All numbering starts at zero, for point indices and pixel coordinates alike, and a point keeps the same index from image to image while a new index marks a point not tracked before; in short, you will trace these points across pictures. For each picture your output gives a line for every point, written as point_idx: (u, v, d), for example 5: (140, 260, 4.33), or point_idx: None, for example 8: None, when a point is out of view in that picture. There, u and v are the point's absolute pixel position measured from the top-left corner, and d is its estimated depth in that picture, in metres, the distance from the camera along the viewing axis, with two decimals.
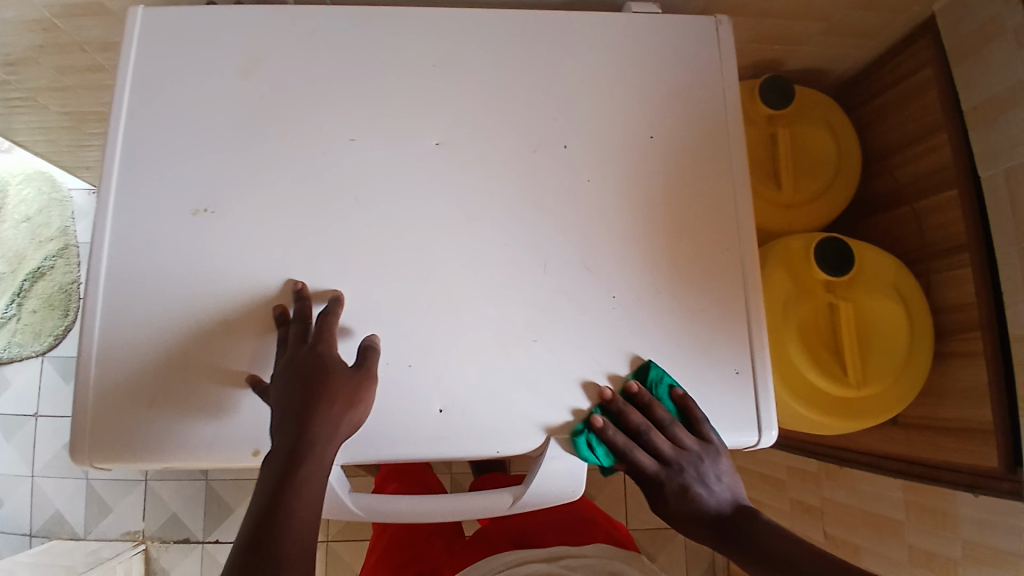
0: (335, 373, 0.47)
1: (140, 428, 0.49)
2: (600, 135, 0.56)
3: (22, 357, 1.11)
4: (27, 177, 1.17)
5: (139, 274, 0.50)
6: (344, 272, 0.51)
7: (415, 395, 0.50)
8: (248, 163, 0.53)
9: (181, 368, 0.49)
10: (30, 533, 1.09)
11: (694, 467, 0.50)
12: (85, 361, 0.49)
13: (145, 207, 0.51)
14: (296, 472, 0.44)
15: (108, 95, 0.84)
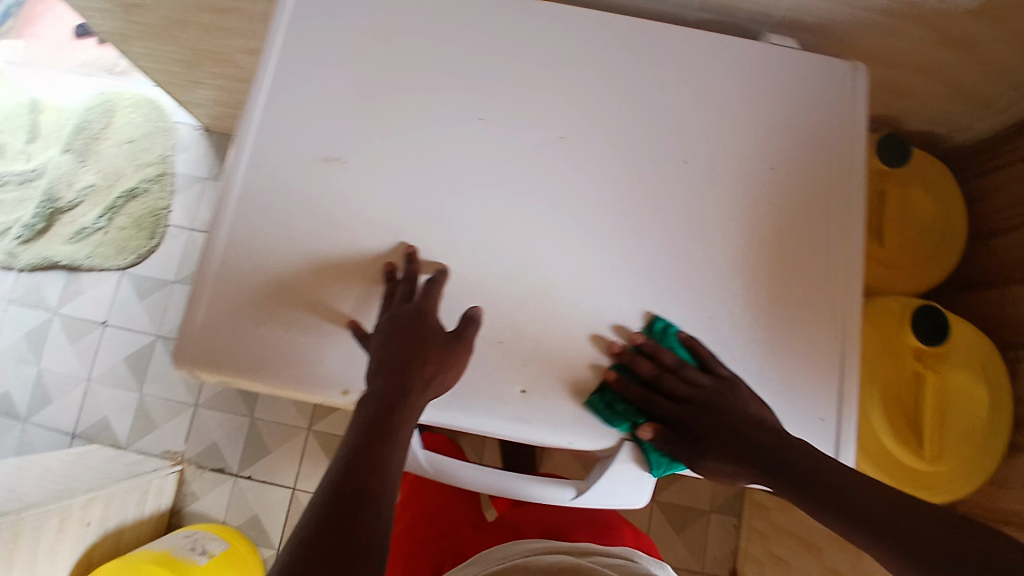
0: (435, 334, 0.49)
1: (242, 346, 0.51)
2: (724, 158, 0.54)
3: (102, 269, 1.17)
4: (137, 102, 1.23)
5: (266, 208, 0.53)
6: (451, 245, 0.53)
7: (500, 372, 0.51)
8: (377, 122, 0.54)
9: (287, 302, 0.51)
10: (73, 435, 1.14)
11: (716, 408, 0.48)
12: (202, 278, 0.51)
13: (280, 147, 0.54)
14: (386, 418, 0.45)
15: (230, 39, 0.87)
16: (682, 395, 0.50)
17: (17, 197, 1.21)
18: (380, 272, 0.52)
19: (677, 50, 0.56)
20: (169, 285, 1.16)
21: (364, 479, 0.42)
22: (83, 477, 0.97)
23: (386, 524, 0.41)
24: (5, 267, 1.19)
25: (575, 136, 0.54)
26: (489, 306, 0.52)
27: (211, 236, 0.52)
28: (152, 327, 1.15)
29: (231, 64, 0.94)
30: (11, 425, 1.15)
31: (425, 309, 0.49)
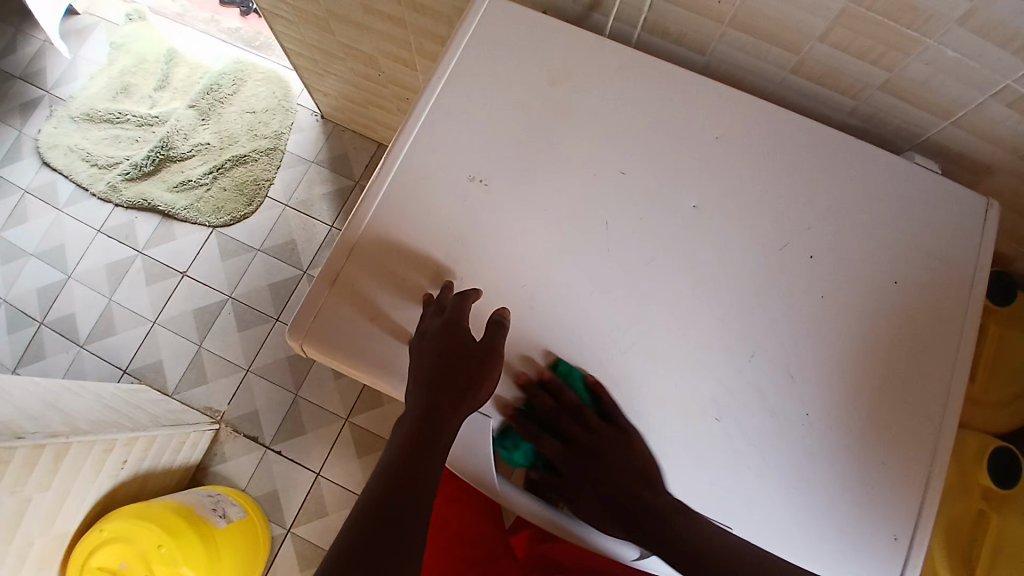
0: (468, 350, 0.48)
1: (352, 336, 0.52)
2: (853, 262, 0.54)
3: (195, 222, 1.23)
4: (266, 77, 1.31)
5: (403, 211, 0.54)
6: (566, 287, 0.52)
7: (591, 419, 0.50)
8: (524, 156, 0.55)
9: (407, 302, 0.52)
10: (124, 370, 1.17)
11: (604, 460, 0.49)
12: (332, 262, 0.53)
13: (425, 159, 0.55)
14: (421, 437, 0.45)
15: (379, 41, 0.91)
16: (579, 437, 0.50)
17: (135, 137, 1.29)
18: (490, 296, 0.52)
19: (828, 149, 0.56)
20: (252, 252, 1.22)
21: (398, 498, 0.41)
22: (128, 414, 0.98)
23: (419, 546, 0.40)
24: (106, 198, 1.25)
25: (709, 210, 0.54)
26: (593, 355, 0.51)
27: (349, 223, 0.53)
28: (226, 287, 1.20)
29: (371, 65, 0.99)
30: (70, 346, 1.19)
31: (455, 321, 0.48)
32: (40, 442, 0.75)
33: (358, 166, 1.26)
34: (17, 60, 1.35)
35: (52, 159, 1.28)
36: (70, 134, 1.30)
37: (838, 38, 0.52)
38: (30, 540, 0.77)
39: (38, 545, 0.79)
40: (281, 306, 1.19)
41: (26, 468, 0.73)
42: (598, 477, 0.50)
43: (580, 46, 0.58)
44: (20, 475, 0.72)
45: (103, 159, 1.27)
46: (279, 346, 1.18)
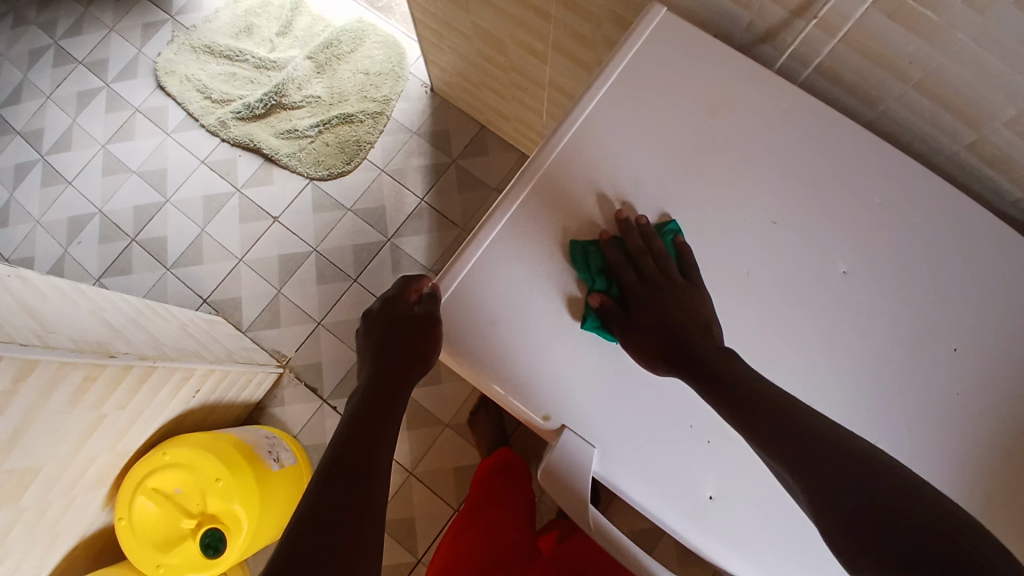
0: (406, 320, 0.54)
1: (470, 334, 0.53)
2: (1003, 359, 0.51)
3: (294, 171, 1.26)
4: (384, 41, 1.32)
5: (543, 217, 0.54)
6: None
7: (694, 475, 0.51)
8: (674, 186, 0.55)
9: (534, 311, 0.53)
10: (204, 300, 1.22)
11: (677, 291, 0.52)
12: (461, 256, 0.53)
13: (575, 170, 0.55)
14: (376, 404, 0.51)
15: (510, 32, 0.89)
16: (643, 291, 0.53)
17: (250, 77, 1.32)
18: None
19: (993, 233, 0.53)
20: (343, 211, 1.24)
21: (357, 454, 0.48)
22: (208, 346, 1.01)
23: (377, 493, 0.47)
24: (214, 133, 1.29)
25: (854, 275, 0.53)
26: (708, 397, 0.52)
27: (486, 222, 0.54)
28: (313, 240, 1.23)
29: (497, 48, 0.96)
30: (156, 267, 1.24)
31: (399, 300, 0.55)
32: (129, 364, 0.76)
33: (457, 146, 1.27)
34: None
35: (167, 85, 1.33)
36: (189, 64, 1.34)
37: None
38: (95, 454, 0.80)
39: (100, 460, 0.82)
40: (360, 269, 1.22)
41: (112, 385, 0.75)
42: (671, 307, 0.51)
43: (749, 78, 0.56)
44: (103, 394, 0.74)
45: (217, 94, 1.31)
46: (352, 306, 1.20)
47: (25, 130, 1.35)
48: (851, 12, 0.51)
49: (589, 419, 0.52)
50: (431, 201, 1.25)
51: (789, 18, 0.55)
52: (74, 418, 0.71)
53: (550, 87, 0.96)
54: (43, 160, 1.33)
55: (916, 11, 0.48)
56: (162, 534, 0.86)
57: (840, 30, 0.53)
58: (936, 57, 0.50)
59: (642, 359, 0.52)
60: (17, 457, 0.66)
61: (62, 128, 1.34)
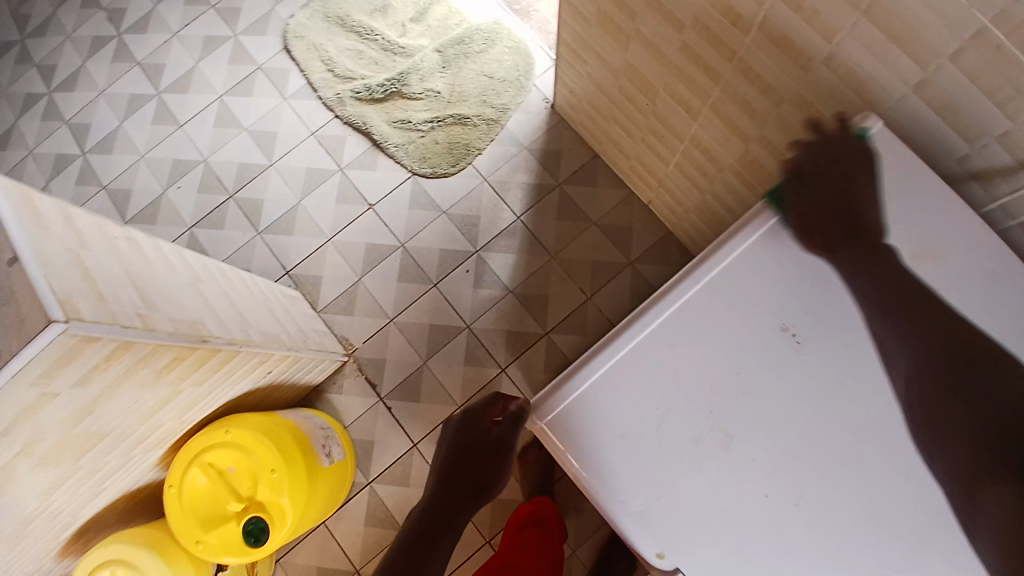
0: (490, 464, 0.67)
1: (595, 442, 0.54)
2: None
3: (398, 162, 1.25)
4: (515, 48, 1.28)
5: (685, 342, 0.55)
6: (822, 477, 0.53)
7: None
8: (844, 336, 0.53)
9: (667, 439, 0.54)
10: (286, 271, 1.23)
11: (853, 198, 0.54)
12: (593, 357, 0.55)
13: (737, 303, 0.55)
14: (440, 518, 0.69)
15: (665, 79, 0.83)
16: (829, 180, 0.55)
17: (375, 59, 1.30)
18: (742, 458, 0.53)
19: None
20: (438, 212, 1.22)
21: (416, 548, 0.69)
22: (286, 327, 1.00)
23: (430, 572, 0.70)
24: (330, 107, 1.29)
25: (975, 375, 0.48)
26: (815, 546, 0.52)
27: (619, 332, 0.55)
28: (402, 235, 1.22)
29: (643, 90, 0.91)
30: (248, 228, 1.26)
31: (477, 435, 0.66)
32: (217, 348, 0.75)
33: (566, 170, 1.22)
34: None
35: (294, 49, 1.33)
36: (320, 32, 1.33)
37: None
38: (163, 422, 0.80)
39: (165, 426, 0.82)
40: (442, 274, 1.20)
41: (195, 365, 0.75)
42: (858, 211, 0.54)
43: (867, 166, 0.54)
44: (186, 372, 0.74)
45: (341, 69, 1.30)
46: (427, 310, 1.19)
47: (145, 63, 1.38)
48: None
49: (701, 542, 0.53)
50: (528, 221, 1.21)
51: (1016, 167, 0.49)
52: (153, 391, 0.71)
53: (690, 143, 0.90)
54: (158, 96, 1.36)
55: None
56: (207, 511, 0.86)
57: None
58: None
59: (776, 503, 0.53)
60: (89, 421, 0.66)
61: (182, 69, 1.37)
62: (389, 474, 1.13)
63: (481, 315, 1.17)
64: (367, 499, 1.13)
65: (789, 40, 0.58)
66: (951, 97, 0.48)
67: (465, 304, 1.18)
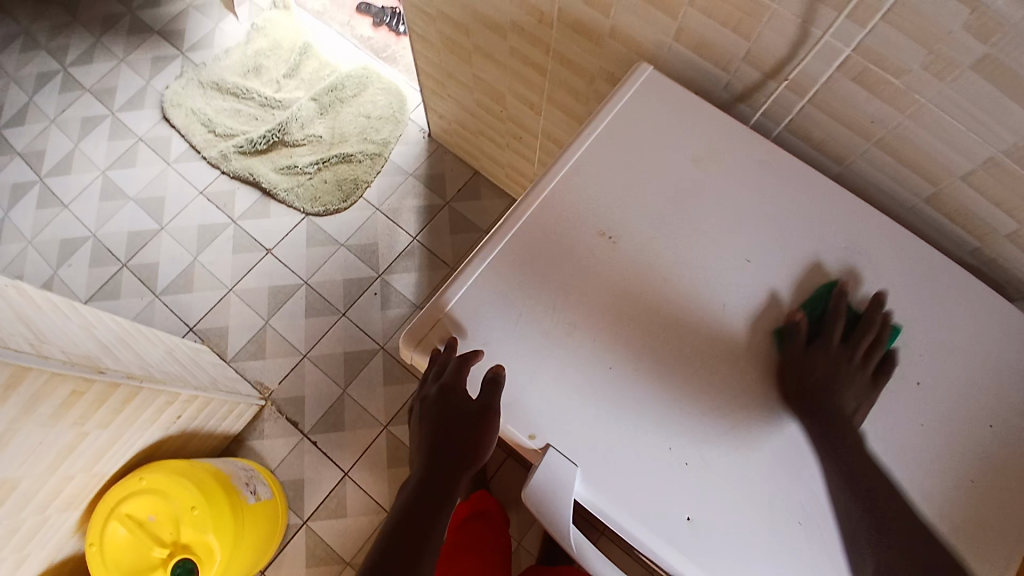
0: (473, 425, 0.53)
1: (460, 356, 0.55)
2: (960, 399, 0.53)
3: (290, 205, 1.29)
4: (387, 88, 1.38)
5: (526, 258, 0.57)
6: (677, 353, 0.54)
7: (674, 494, 0.50)
8: (656, 227, 0.58)
9: (520, 342, 0.55)
10: (190, 328, 1.22)
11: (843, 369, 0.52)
12: (456, 280, 0.56)
13: (568, 216, 0.58)
14: (429, 499, 0.53)
15: (508, 80, 0.94)
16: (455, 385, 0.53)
17: (255, 115, 1.37)
18: (594, 352, 0.54)
19: (936, 278, 0.56)
20: (336, 245, 1.27)
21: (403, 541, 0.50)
22: (192, 372, 1.00)
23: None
24: (215, 165, 1.33)
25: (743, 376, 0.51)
26: (676, 421, 0.52)
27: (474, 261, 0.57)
28: (304, 272, 1.25)
29: (496, 99, 1.02)
30: (145, 293, 1.25)
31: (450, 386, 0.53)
32: (118, 380, 0.76)
33: (451, 188, 1.31)
34: (159, 16, 1.47)
35: (173, 117, 1.37)
36: (196, 97, 1.38)
37: (982, 181, 0.54)
38: (72, 476, 0.78)
39: (76, 481, 0.79)
40: (349, 303, 1.23)
41: (97, 403, 0.74)
42: (840, 380, 0.51)
43: (875, 351, 0.53)
44: (88, 410, 0.73)
45: (222, 128, 1.35)
46: (339, 339, 1.21)
47: (25, 151, 1.37)
48: (818, 75, 0.56)
49: (571, 430, 0.52)
50: (423, 240, 1.28)
51: (764, 80, 0.61)
52: (55, 433, 0.70)
53: (544, 137, 1.01)
54: (40, 181, 1.34)
55: (879, 76, 0.53)
56: (131, 563, 0.82)
57: (810, 92, 0.58)
58: (896, 118, 0.55)
59: (631, 387, 0.53)
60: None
61: (63, 152, 1.37)
62: (324, 508, 1.12)
63: (392, 334, 1.21)
64: (304, 537, 1.10)
65: (584, 19, 0.69)
66: (702, 36, 0.60)
67: (374, 327, 1.21)
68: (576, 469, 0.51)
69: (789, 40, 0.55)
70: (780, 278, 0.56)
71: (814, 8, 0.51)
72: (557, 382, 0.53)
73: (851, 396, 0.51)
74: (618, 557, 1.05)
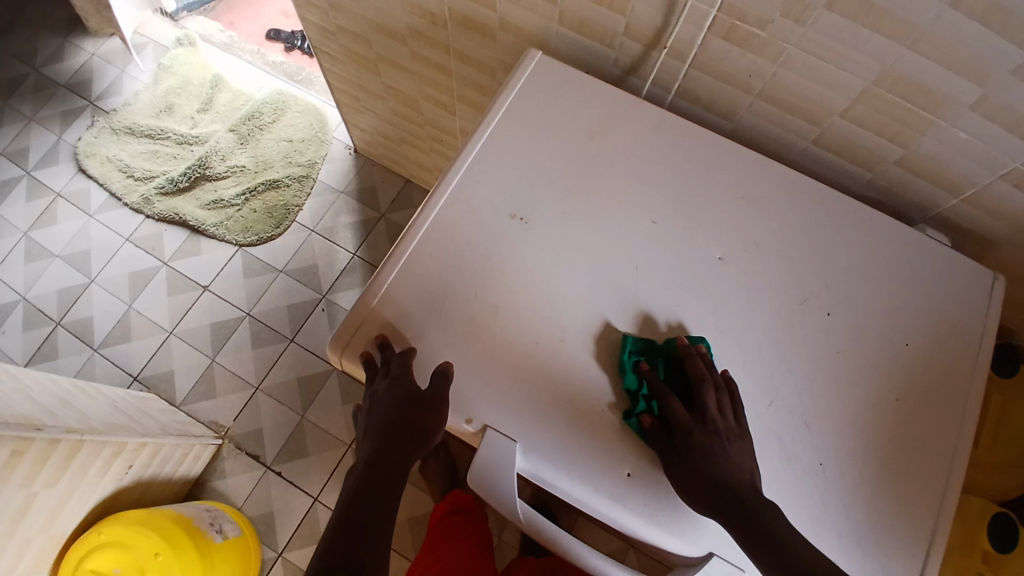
0: (419, 411, 0.51)
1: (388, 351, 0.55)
2: (866, 321, 0.56)
3: (222, 239, 1.27)
4: (305, 110, 1.38)
5: (442, 249, 0.57)
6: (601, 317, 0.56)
7: (612, 451, 0.52)
8: (564, 201, 0.60)
9: (446, 330, 0.55)
10: (135, 377, 1.18)
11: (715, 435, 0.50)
12: (377, 279, 0.57)
13: (477, 202, 0.59)
14: (377, 491, 0.48)
15: (417, 85, 0.95)
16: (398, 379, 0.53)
17: (173, 154, 1.34)
18: (521, 328, 0.55)
19: (829, 212, 0.60)
20: (275, 273, 1.25)
21: (350, 539, 0.45)
22: (139, 420, 0.98)
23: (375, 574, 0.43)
24: (138, 209, 1.29)
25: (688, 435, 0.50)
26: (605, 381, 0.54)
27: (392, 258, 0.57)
28: (246, 305, 1.23)
29: (410, 104, 1.03)
30: (83, 349, 1.21)
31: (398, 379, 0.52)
32: (56, 437, 0.74)
33: (384, 200, 1.31)
34: (60, 68, 1.43)
35: (88, 167, 1.33)
36: (109, 145, 1.35)
37: (857, 115, 0.57)
38: (30, 539, 0.74)
39: (35, 545, 0.76)
40: (296, 328, 1.22)
41: (40, 462, 0.72)
42: (719, 455, 0.49)
43: (736, 407, 0.52)
44: (33, 470, 0.71)
45: (140, 172, 1.32)
46: (292, 366, 1.19)
47: None
48: (693, 38, 0.59)
49: (507, 406, 0.53)
50: (363, 254, 1.27)
51: (646, 51, 0.63)
52: (2, 495, 0.67)
53: (462, 135, 1.02)
54: None
55: (744, 30, 0.55)
56: None
57: (688, 55, 0.61)
58: (769, 69, 0.58)
59: (560, 356, 0.54)
60: None
61: None
62: (298, 538, 1.10)
63: None
64: (282, 569, 1.08)
65: (472, 15, 0.71)
66: (582, 16, 0.63)
67: (325, 348, 1.20)
68: (515, 443, 0.52)
69: (659, 8, 0.57)
70: (687, 234, 0.59)
71: None
72: (487, 363, 0.54)
73: (736, 464, 0.49)
74: (599, 535, 1.06)
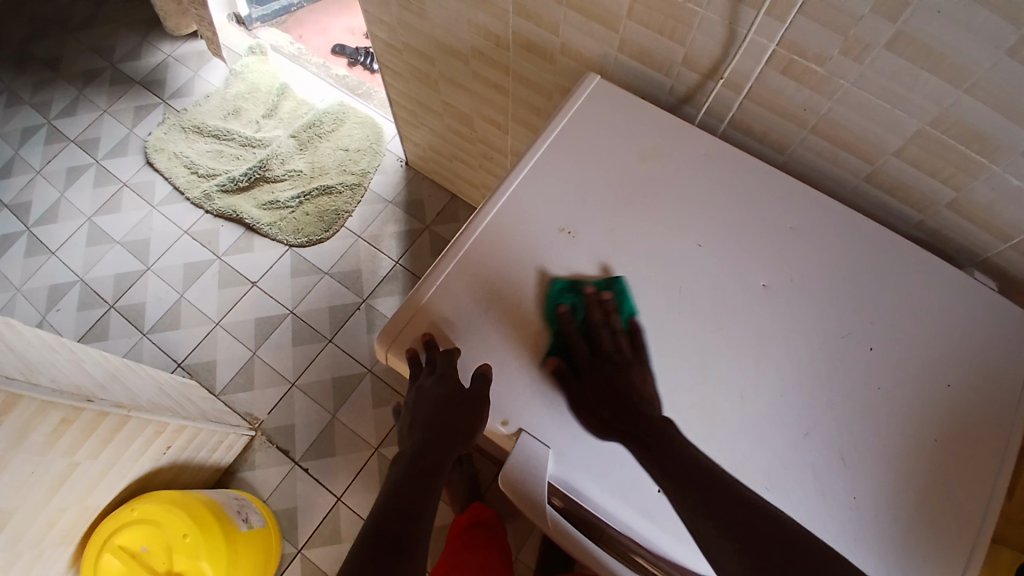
0: (462, 409, 0.52)
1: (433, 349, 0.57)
2: (912, 361, 0.55)
3: (273, 239, 1.32)
4: (363, 122, 1.43)
5: (490, 257, 0.59)
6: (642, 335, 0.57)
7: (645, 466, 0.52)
8: (613, 220, 0.61)
9: (489, 334, 0.57)
10: (179, 363, 1.23)
11: (620, 368, 0.55)
12: (428, 279, 0.59)
13: (527, 215, 0.61)
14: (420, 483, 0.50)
15: (473, 103, 0.98)
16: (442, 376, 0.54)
17: (236, 155, 1.41)
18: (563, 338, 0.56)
19: (879, 250, 0.59)
20: (320, 274, 1.30)
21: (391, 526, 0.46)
22: (180, 404, 1.01)
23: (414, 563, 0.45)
24: (198, 204, 1.36)
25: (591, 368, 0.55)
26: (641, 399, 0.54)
27: (442, 260, 0.59)
28: (290, 303, 1.27)
29: (464, 122, 1.06)
30: (133, 332, 1.26)
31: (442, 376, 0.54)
32: (106, 410, 0.78)
33: (430, 213, 1.35)
34: (140, 68, 1.52)
35: (156, 161, 1.41)
36: (178, 142, 1.43)
37: (912, 156, 0.58)
38: (65, 506, 0.78)
39: (69, 513, 0.79)
40: (335, 329, 1.25)
41: (85, 433, 0.76)
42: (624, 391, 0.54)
43: (633, 340, 0.56)
44: (77, 440, 0.75)
45: (203, 169, 1.39)
46: (327, 366, 1.22)
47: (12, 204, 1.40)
48: (750, 71, 0.60)
49: (542, 415, 0.54)
50: (405, 264, 1.31)
51: (702, 80, 0.65)
52: (46, 462, 0.71)
53: (512, 155, 1.05)
54: (26, 231, 1.37)
55: (803, 65, 0.56)
56: None
57: (744, 87, 0.63)
58: (825, 105, 0.59)
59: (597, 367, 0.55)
60: None
61: (49, 201, 1.40)
62: (318, 536, 1.11)
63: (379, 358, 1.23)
64: (299, 565, 1.09)
65: (534, 39, 0.74)
66: (642, 45, 0.65)
67: (361, 351, 1.23)
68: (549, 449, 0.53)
69: (718, 40, 0.59)
70: (734, 261, 0.59)
71: (736, 8, 0.55)
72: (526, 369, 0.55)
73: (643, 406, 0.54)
74: None
